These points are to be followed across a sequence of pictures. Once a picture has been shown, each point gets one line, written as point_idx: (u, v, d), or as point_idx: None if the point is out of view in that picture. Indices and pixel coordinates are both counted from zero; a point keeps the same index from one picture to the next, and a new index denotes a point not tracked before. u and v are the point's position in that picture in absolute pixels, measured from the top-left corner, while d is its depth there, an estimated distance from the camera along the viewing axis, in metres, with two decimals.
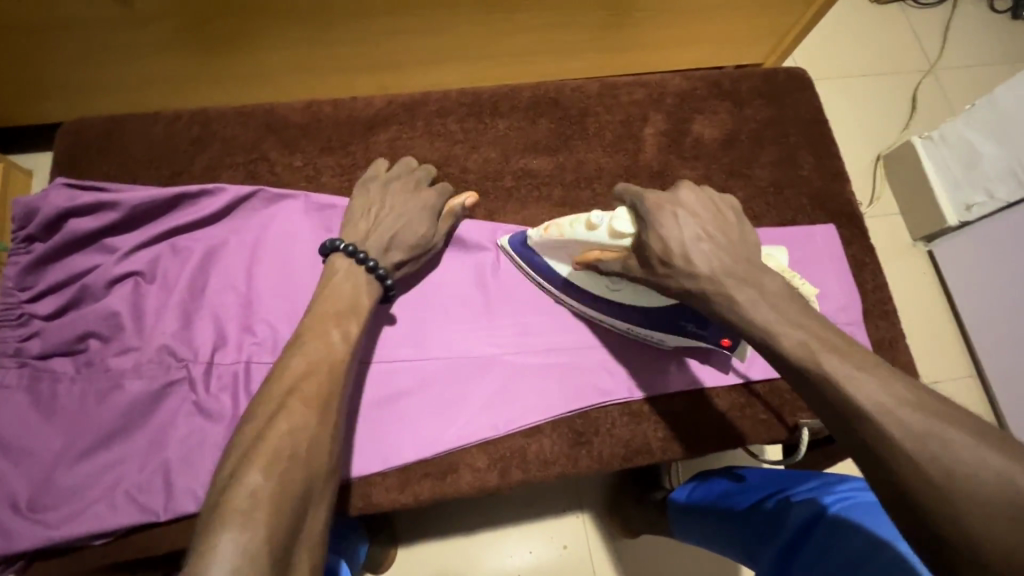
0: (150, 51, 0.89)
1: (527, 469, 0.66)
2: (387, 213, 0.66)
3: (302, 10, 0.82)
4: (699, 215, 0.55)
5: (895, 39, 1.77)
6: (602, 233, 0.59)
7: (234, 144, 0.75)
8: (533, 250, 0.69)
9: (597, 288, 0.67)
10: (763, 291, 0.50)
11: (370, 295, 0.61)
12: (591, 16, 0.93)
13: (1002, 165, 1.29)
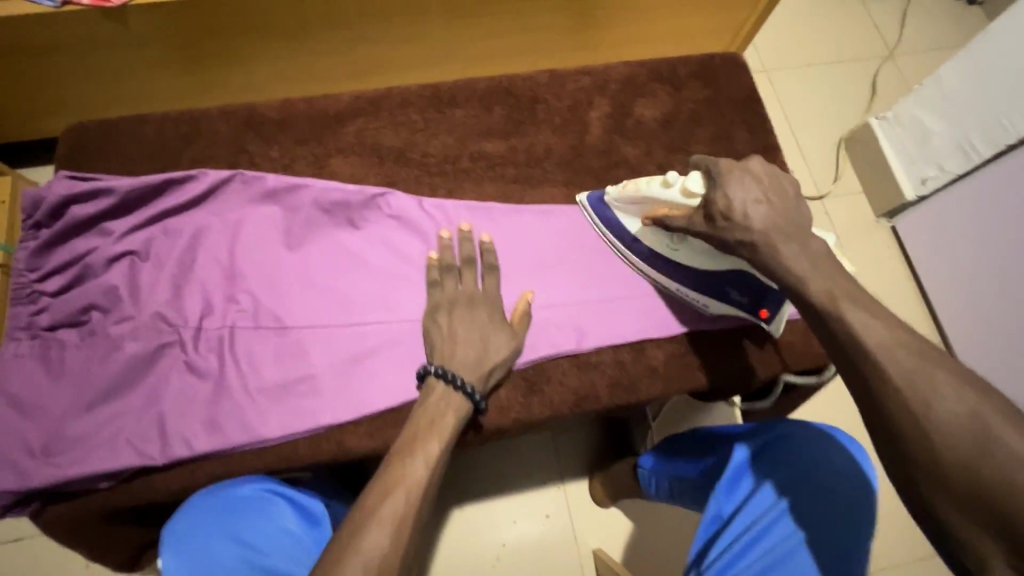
0: (151, 65, 1.04)
1: (485, 416, 0.73)
2: (462, 333, 0.70)
3: (286, 23, 1.02)
4: (764, 184, 0.64)
5: (854, 27, 1.85)
6: (675, 194, 0.69)
7: (216, 139, 0.84)
8: (609, 204, 0.81)
9: (654, 243, 0.77)
10: (805, 249, 0.60)
11: (462, 416, 0.66)
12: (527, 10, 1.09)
13: (951, 141, 1.35)
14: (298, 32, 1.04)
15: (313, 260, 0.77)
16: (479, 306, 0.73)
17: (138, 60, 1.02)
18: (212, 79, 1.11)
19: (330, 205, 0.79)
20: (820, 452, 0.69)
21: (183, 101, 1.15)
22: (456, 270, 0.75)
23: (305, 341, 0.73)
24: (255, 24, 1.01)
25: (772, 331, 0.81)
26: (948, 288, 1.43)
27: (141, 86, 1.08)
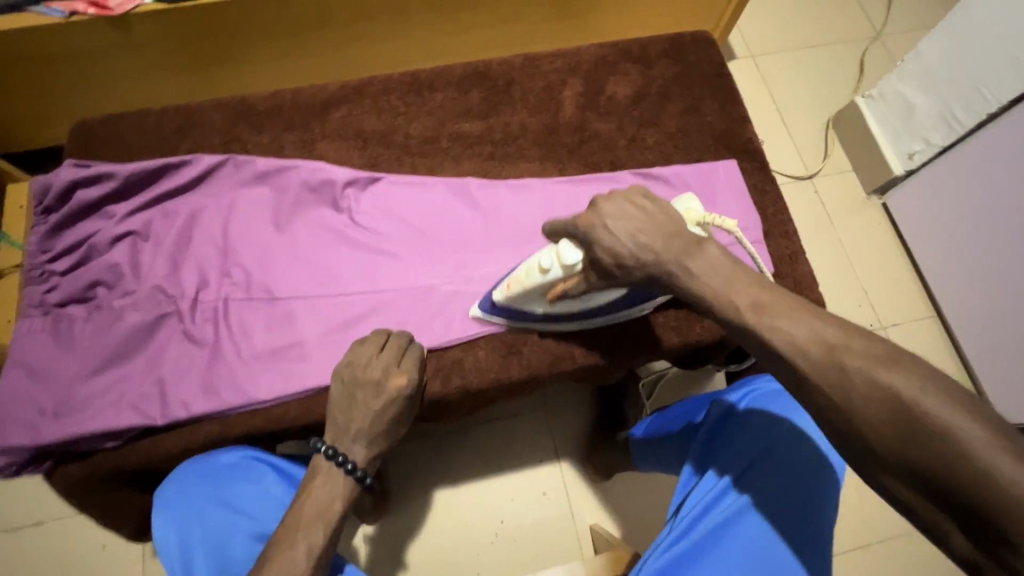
0: (153, 68, 1.11)
1: (465, 376, 0.77)
2: (355, 407, 0.68)
3: (280, 28, 1.09)
4: (620, 216, 0.57)
5: (839, 10, 1.87)
6: (554, 272, 0.65)
7: (211, 129, 0.89)
8: (506, 308, 0.76)
9: (564, 308, 0.73)
10: (707, 259, 0.52)
11: (348, 501, 0.64)
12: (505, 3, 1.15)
13: (934, 114, 1.33)
14: (291, 36, 1.12)
15: (300, 237, 0.82)
16: (387, 383, 0.70)
17: (140, 63, 1.09)
18: (212, 79, 1.17)
19: (316, 185, 0.84)
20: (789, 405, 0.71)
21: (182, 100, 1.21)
22: (388, 338, 0.73)
23: (294, 311, 0.78)
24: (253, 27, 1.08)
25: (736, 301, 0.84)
26: (940, 258, 1.42)
27: (144, 88, 1.15)
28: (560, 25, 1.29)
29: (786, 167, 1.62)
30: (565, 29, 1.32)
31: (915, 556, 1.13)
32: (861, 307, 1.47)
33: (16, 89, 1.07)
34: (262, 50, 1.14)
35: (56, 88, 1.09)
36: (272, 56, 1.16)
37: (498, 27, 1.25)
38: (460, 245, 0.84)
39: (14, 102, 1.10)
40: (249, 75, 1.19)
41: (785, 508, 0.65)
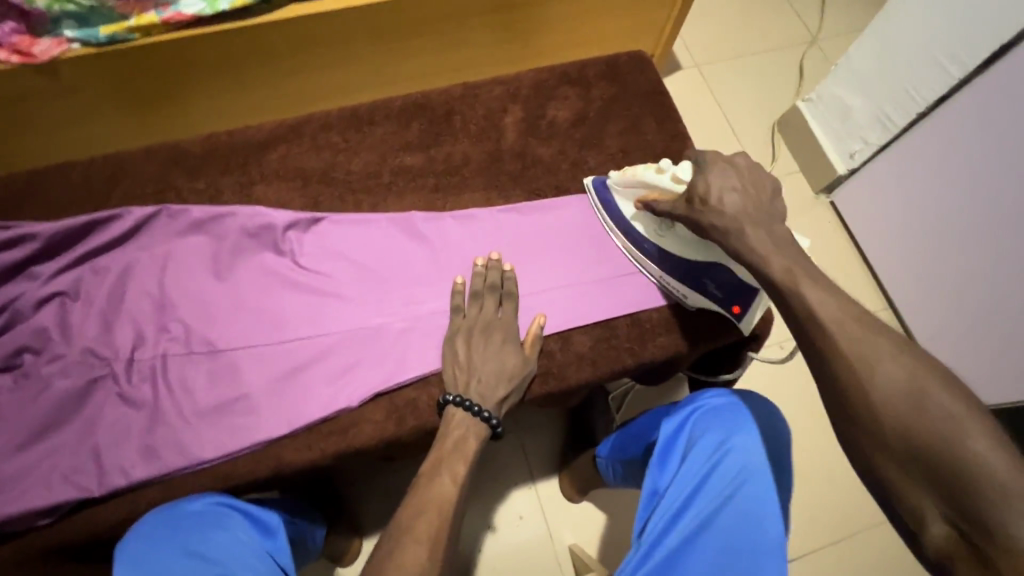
0: (88, 113, 1.08)
1: (420, 416, 0.76)
2: (477, 359, 0.75)
3: (215, 64, 1.08)
4: (744, 175, 0.71)
5: (776, 18, 1.94)
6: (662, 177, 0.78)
7: (142, 179, 0.87)
8: (611, 191, 0.87)
9: (646, 227, 0.83)
10: (769, 234, 0.67)
11: (482, 438, 0.71)
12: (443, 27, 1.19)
13: (870, 115, 1.37)
14: (230, 70, 1.11)
15: (242, 285, 0.80)
16: (495, 334, 0.77)
17: (75, 109, 1.06)
18: (153, 120, 1.15)
19: (255, 229, 0.82)
20: (737, 417, 0.74)
21: (121, 144, 1.18)
22: (483, 296, 0.80)
23: (237, 362, 0.75)
24: (186, 65, 1.06)
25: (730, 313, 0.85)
26: (887, 249, 1.45)
27: (78, 135, 1.11)
28: (501, 47, 1.31)
29: None
30: (507, 51, 1.34)
31: (886, 547, 1.16)
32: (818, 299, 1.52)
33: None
34: (204, 86, 1.12)
35: None
36: (213, 93, 1.14)
37: (440, 53, 1.26)
38: (408, 281, 0.83)
39: None
40: (191, 115, 1.17)
41: (734, 525, 0.67)
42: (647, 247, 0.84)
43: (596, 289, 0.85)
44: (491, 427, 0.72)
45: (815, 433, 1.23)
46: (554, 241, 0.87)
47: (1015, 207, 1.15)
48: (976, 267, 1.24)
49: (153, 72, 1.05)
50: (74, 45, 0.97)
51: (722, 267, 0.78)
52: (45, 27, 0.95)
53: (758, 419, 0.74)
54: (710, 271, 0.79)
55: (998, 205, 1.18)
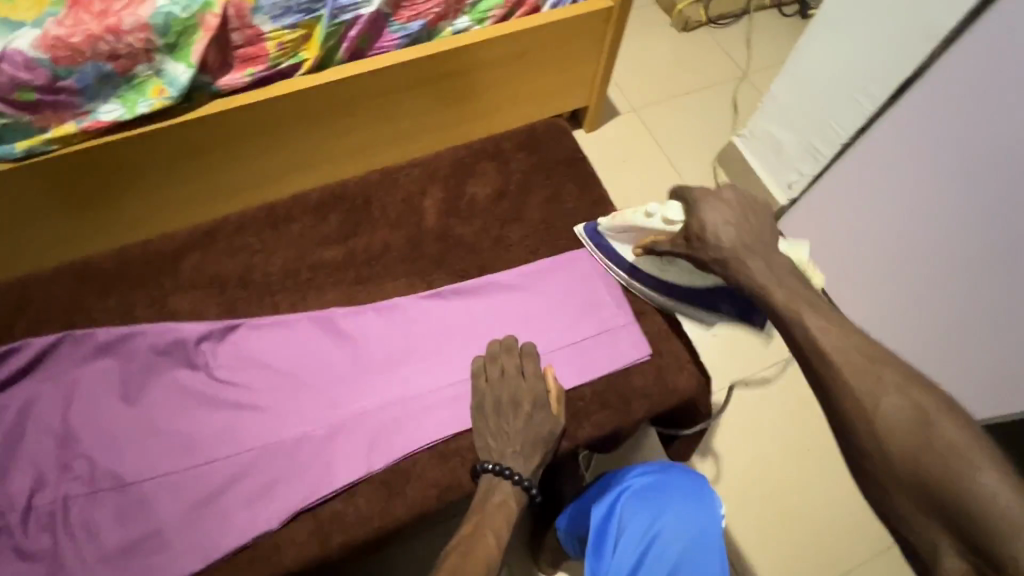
0: (28, 218, 1.12)
1: (346, 530, 0.72)
2: (508, 427, 0.74)
3: (146, 160, 1.14)
4: (735, 205, 0.66)
5: (707, 56, 2.01)
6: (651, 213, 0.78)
7: (49, 302, 0.84)
8: (602, 233, 0.89)
9: (651, 267, 0.84)
10: (771, 264, 0.61)
11: (520, 505, 0.71)
12: (371, 108, 1.28)
13: (800, 146, 1.27)
14: (162, 163, 1.16)
15: (154, 408, 0.76)
16: (524, 403, 0.75)
17: (13, 215, 1.10)
18: (91, 219, 1.19)
19: (165, 347, 0.79)
20: (661, 499, 0.74)
21: (66, 248, 1.22)
22: (502, 358, 0.79)
23: (144, 495, 0.71)
24: (126, 167, 1.13)
25: (668, 379, 0.84)
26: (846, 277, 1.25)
27: (17, 240, 1.15)
28: (437, 123, 1.40)
29: None
30: (444, 124, 1.42)
31: None
32: None
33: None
34: (139, 182, 1.17)
35: None
36: (150, 188, 1.19)
37: (382, 134, 1.36)
38: (329, 384, 0.80)
39: None
40: (130, 210, 1.21)
41: None
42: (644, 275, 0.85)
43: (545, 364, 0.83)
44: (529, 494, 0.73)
45: (785, 478, 1.16)
46: (481, 324, 0.85)
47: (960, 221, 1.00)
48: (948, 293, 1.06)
49: (87, 172, 1.10)
50: None
51: (731, 288, 0.75)
52: None
53: (683, 496, 0.74)
54: (722, 292, 0.77)
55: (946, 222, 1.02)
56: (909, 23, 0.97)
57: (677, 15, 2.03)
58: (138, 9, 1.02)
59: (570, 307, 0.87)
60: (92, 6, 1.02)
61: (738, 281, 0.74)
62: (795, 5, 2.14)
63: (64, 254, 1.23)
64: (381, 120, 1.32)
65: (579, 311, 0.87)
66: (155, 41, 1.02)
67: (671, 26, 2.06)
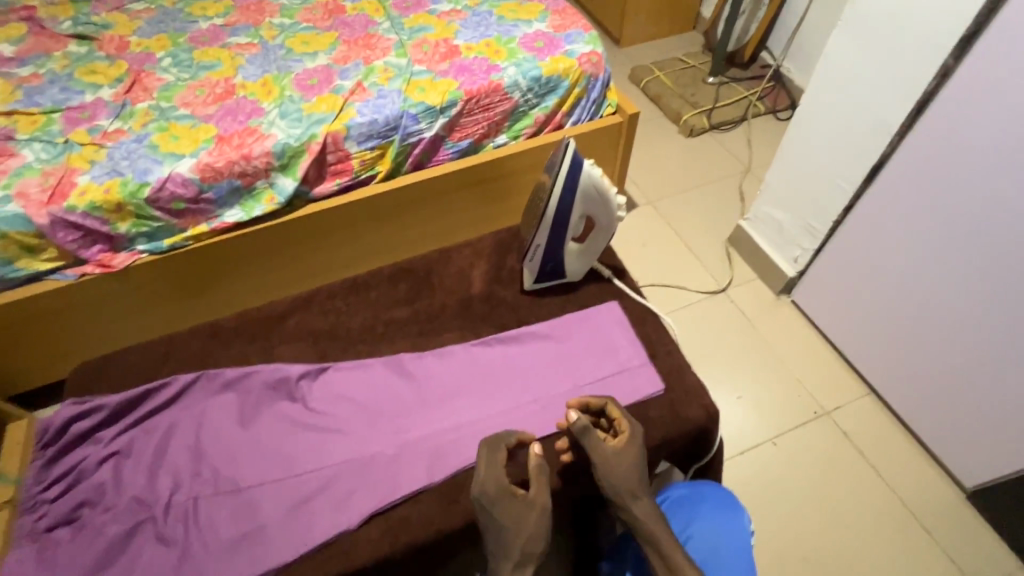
0: (160, 294, 1.44)
1: (412, 532, 0.87)
2: (511, 525, 0.80)
3: (256, 252, 1.47)
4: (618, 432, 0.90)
5: (713, 155, 2.32)
6: (621, 199, 1.04)
7: (189, 350, 1.09)
8: (579, 158, 0.98)
9: (579, 212, 1.03)
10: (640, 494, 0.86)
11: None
12: (434, 210, 1.62)
13: (799, 226, 1.63)
14: (264, 253, 1.49)
15: (263, 430, 0.96)
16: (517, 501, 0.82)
17: (150, 291, 1.43)
18: (204, 297, 1.50)
19: (274, 383, 1.01)
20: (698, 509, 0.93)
21: (180, 320, 1.52)
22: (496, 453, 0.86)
23: (255, 497, 0.89)
24: (235, 257, 1.46)
25: (684, 409, 0.99)
26: (859, 336, 1.60)
27: (148, 311, 1.46)
28: (487, 220, 1.75)
29: (699, 285, 1.87)
30: (491, 217, 1.75)
31: None
32: (801, 398, 1.63)
33: (38, 332, 1.37)
34: (247, 270, 1.50)
35: (82, 323, 1.41)
36: (254, 273, 1.52)
37: (442, 229, 1.69)
38: (399, 414, 0.99)
39: (33, 341, 1.38)
40: (234, 290, 1.53)
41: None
42: (559, 216, 1.02)
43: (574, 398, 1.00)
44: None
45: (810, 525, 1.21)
46: (520, 366, 1.04)
47: (939, 281, 1.32)
48: (937, 355, 1.40)
49: (209, 261, 1.44)
50: (144, 254, 1.37)
51: (564, 269, 1.12)
52: (123, 245, 1.36)
53: (711, 506, 0.93)
54: (557, 268, 1.11)
55: (936, 292, 1.34)
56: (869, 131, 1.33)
57: (682, 124, 2.37)
58: (264, 141, 1.39)
59: (594, 352, 1.05)
60: (233, 141, 1.40)
61: (573, 267, 1.12)
62: (789, 110, 2.47)
63: (177, 324, 1.53)
64: (444, 217, 1.66)
65: (601, 354, 1.05)
66: (274, 163, 1.40)
67: (680, 132, 2.40)
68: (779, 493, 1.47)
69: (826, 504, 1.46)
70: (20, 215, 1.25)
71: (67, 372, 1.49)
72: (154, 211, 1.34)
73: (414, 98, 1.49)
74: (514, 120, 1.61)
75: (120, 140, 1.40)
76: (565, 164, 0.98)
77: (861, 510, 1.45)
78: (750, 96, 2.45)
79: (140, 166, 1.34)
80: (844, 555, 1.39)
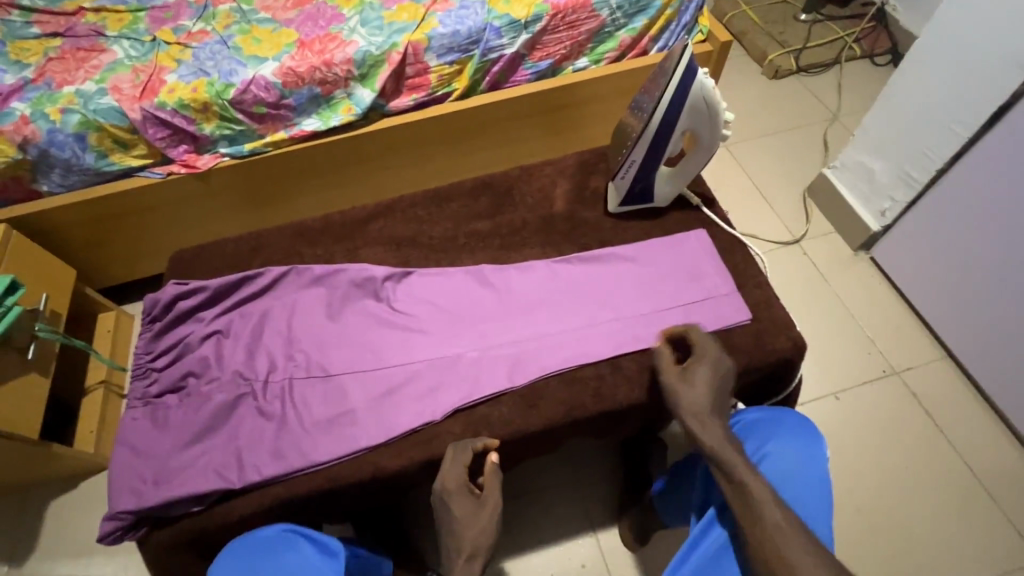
0: (239, 196, 1.48)
1: (491, 431, 0.90)
2: (461, 522, 0.78)
3: (332, 163, 1.48)
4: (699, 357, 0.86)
5: (798, 100, 2.15)
6: (729, 117, 0.98)
7: (278, 247, 1.12)
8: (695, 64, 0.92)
9: (683, 126, 0.97)
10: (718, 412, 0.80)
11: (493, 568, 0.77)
12: (507, 132, 1.59)
13: (893, 174, 1.50)
14: (339, 165, 1.50)
15: (351, 325, 0.99)
16: (461, 503, 0.80)
17: (230, 193, 1.47)
18: (280, 203, 1.54)
19: (360, 282, 1.03)
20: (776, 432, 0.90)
21: (256, 222, 1.57)
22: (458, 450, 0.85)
23: (346, 384, 0.93)
24: (306, 168, 1.48)
25: (769, 341, 0.96)
26: (945, 298, 1.50)
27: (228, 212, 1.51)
28: (557, 147, 1.71)
29: (771, 234, 1.79)
30: (560, 145, 1.71)
31: None
32: (871, 355, 1.56)
33: (126, 225, 1.43)
34: (322, 180, 1.52)
35: (168, 220, 1.47)
36: (328, 184, 1.54)
37: (511, 153, 1.66)
38: (480, 321, 1.00)
39: (124, 233, 1.45)
40: (307, 198, 1.56)
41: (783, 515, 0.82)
42: (660, 132, 0.97)
43: (655, 321, 0.99)
44: None
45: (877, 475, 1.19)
46: (600, 287, 1.03)
47: None
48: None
49: (287, 169, 1.46)
50: (225, 158, 1.40)
51: (651, 190, 1.08)
52: (206, 147, 1.39)
53: (790, 433, 0.90)
54: (644, 189, 1.07)
55: None
56: (1001, 68, 1.19)
57: (767, 64, 2.20)
58: (345, 48, 1.36)
59: (678, 278, 1.03)
60: (314, 47, 1.37)
61: (660, 189, 1.08)
62: (888, 55, 2.25)
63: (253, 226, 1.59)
64: (515, 140, 1.63)
65: (686, 280, 1.02)
66: (354, 72, 1.37)
67: (763, 73, 2.23)
68: (840, 445, 1.45)
69: (889, 460, 1.43)
70: (114, 108, 1.28)
71: (153, 267, 1.57)
72: (237, 114, 1.35)
73: (498, 10, 1.42)
74: (598, 41, 1.52)
75: (205, 41, 1.40)
76: (679, 71, 0.91)
77: (925, 469, 1.41)
78: (846, 37, 2.24)
79: (225, 67, 1.35)
80: (902, 512, 1.36)
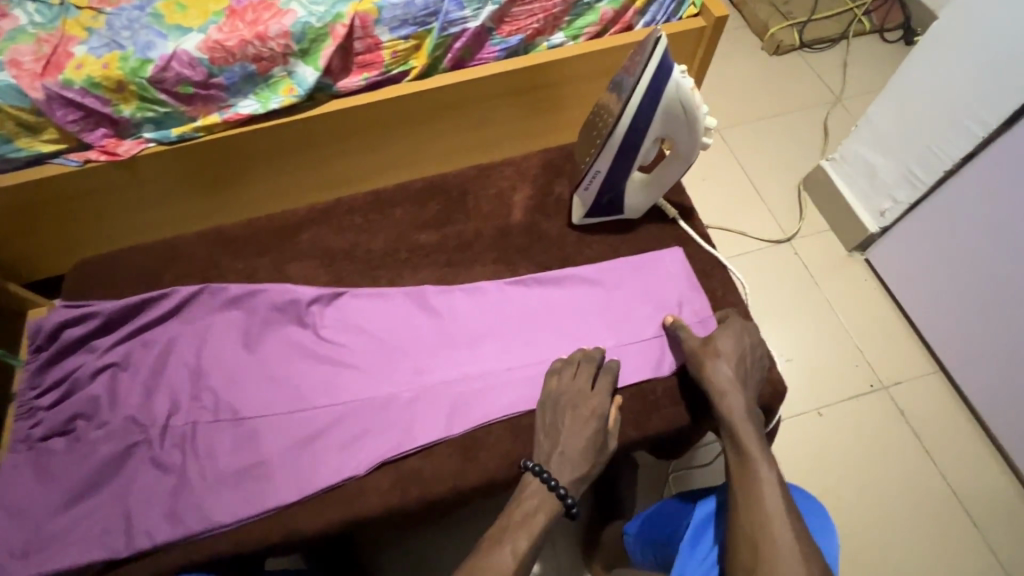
0: (170, 194, 1.31)
1: (425, 485, 0.79)
2: (564, 430, 0.77)
3: (273, 152, 1.31)
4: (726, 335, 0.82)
5: (799, 79, 1.97)
6: (711, 121, 0.83)
7: (193, 259, 0.97)
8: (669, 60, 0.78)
9: (656, 132, 0.83)
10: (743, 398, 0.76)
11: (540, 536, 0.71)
12: (473, 117, 1.41)
13: (895, 171, 1.36)
14: (282, 155, 1.32)
15: (269, 357, 0.87)
16: (580, 407, 0.78)
17: (160, 190, 1.29)
18: (218, 198, 1.37)
19: (282, 305, 0.90)
20: None
21: (195, 221, 1.40)
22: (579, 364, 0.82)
23: (258, 430, 0.81)
24: (240, 159, 1.30)
25: None
26: (943, 311, 1.39)
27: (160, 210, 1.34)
28: (532, 135, 1.54)
29: (761, 232, 1.65)
30: (536, 131, 1.53)
31: None
32: (860, 368, 1.46)
33: (42, 226, 1.26)
34: (263, 171, 1.35)
35: (89, 218, 1.29)
36: (271, 175, 1.37)
37: (480, 140, 1.49)
38: (418, 353, 0.87)
39: (39, 233, 1.28)
40: (249, 192, 1.39)
41: None
42: (630, 138, 0.83)
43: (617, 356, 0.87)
44: (565, 505, 0.73)
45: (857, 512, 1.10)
46: (557, 314, 0.90)
47: None
48: None
49: (221, 159, 1.28)
50: (150, 142, 1.20)
51: (622, 203, 0.94)
52: (129, 130, 1.18)
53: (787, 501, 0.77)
54: (614, 202, 0.94)
55: None
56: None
57: (768, 39, 2.00)
58: (281, 19, 1.17)
59: (646, 305, 0.90)
60: (246, 16, 1.18)
61: (631, 202, 0.95)
62: (898, 31, 2.06)
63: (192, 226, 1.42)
64: (484, 126, 1.45)
65: (655, 308, 0.90)
66: (292, 47, 1.18)
67: (763, 49, 2.04)
68: (821, 468, 1.36)
69: (872, 485, 1.34)
70: (12, 86, 1.09)
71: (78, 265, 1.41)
72: (160, 94, 1.16)
73: None
74: (576, 14, 1.34)
75: (121, 6, 1.20)
76: (652, 67, 0.77)
77: (910, 494, 1.33)
78: (855, 9, 2.04)
79: (142, 39, 1.15)
80: (880, 539, 1.29)
